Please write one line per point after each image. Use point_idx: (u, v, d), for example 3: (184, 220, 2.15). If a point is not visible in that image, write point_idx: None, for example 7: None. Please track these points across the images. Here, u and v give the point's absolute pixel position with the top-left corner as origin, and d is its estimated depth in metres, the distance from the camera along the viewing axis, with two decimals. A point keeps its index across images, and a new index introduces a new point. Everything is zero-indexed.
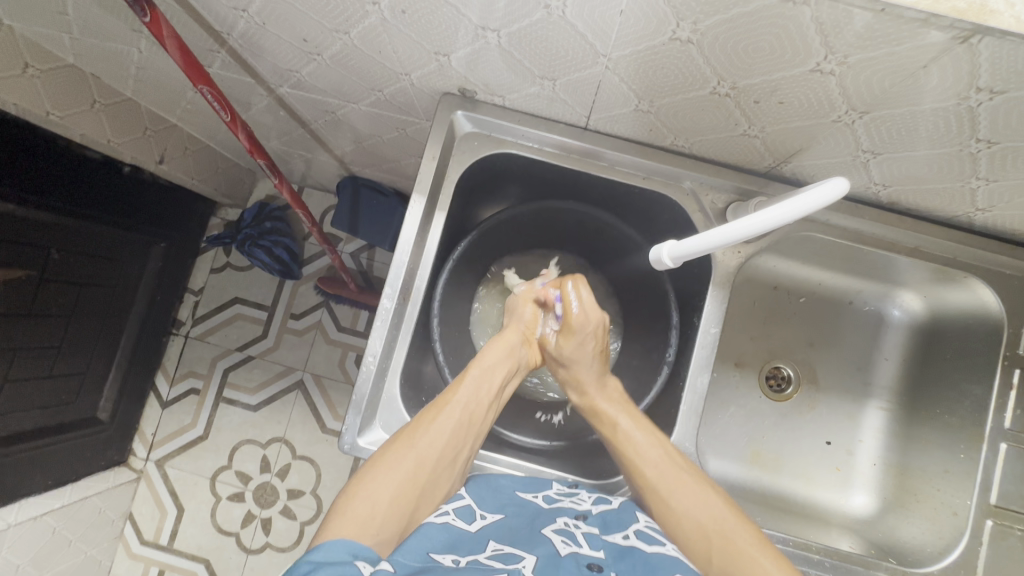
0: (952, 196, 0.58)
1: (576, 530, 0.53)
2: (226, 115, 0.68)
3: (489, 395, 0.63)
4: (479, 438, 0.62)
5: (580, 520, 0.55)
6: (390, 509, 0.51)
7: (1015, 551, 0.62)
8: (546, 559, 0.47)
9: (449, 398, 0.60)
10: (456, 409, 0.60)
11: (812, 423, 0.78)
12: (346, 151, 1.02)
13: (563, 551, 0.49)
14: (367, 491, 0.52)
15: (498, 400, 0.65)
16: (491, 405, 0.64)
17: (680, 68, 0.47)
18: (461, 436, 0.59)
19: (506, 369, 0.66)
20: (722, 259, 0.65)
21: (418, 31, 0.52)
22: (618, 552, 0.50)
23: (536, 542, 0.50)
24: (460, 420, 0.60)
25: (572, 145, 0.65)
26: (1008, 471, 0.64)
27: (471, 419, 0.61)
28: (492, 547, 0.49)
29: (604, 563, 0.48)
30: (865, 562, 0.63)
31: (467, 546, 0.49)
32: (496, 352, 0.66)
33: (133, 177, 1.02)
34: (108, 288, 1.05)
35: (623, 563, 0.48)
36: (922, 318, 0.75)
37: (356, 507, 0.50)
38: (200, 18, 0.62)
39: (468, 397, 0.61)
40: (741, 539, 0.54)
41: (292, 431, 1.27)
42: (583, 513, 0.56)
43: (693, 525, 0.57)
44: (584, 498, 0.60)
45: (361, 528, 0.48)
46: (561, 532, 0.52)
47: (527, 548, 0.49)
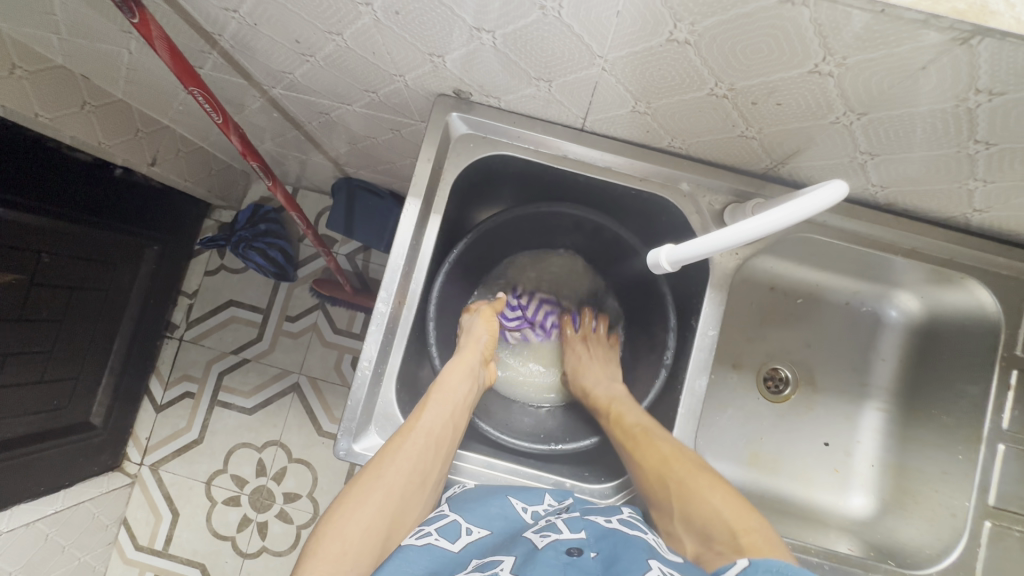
0: (949, 197, 0.57)
1: (558, 520, 0.53)
2: (218, 117, 0.68)
3: (455, 415, 0.62)
4: (449, 458, 0.61)
5: (564, 512, 0.56)
6: (362, 540, 0.50)
7: (1013, 552, 0.62)
8: (525, 556, 0.47)
9: (412, 424, 0.59)
10: (420, 435, 0.58)
11: (810, 424, 0.78)
12: (341, 152, 1.01)
13: (541, 542, 0.48)
14: (338, 527, 0.51)
15: (465, 415, 0.64)
16: (458, 425, 0.62)
17: (677, 70, 0.47)
18: (428, 460, 0.58)
19: (467, 388, 0.65)
20: (719, 261, 0.65)
21: (411, 32, 0.51)
22: (599, 530, 0.51)
23: (517, 544, 0.49)
24: (426, 444, 0.58)
25: (567, 146, 0.64)
26: (1007, 471, 0.64)
27: (438, 442, 0.59)
28: (473, 563, 0.47)
29: (586, 544, 0.49)
30: (864, 564, 0.63)
31: (449, 570, 0.47)
32: (456, 374, 0.65)
33: (125, 178, 1.01)
34: (100, 292, 1.04)
35: (603, 541, 0.49)
36: (919, 318, 0.75)
37: (326, 545, 0.49)
38: (190, 19, 0.61)
39: (432, 422, 0.60)
40: (703, 482, 0.56)
41: (288, 434, 1.26)
42: (566, 506, 0.58)
43: (660, 462, 0.59)
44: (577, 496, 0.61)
45: (332, 566, 0.47)
46: (542, 528, 0.52)
47: (507, 551, 0.48)
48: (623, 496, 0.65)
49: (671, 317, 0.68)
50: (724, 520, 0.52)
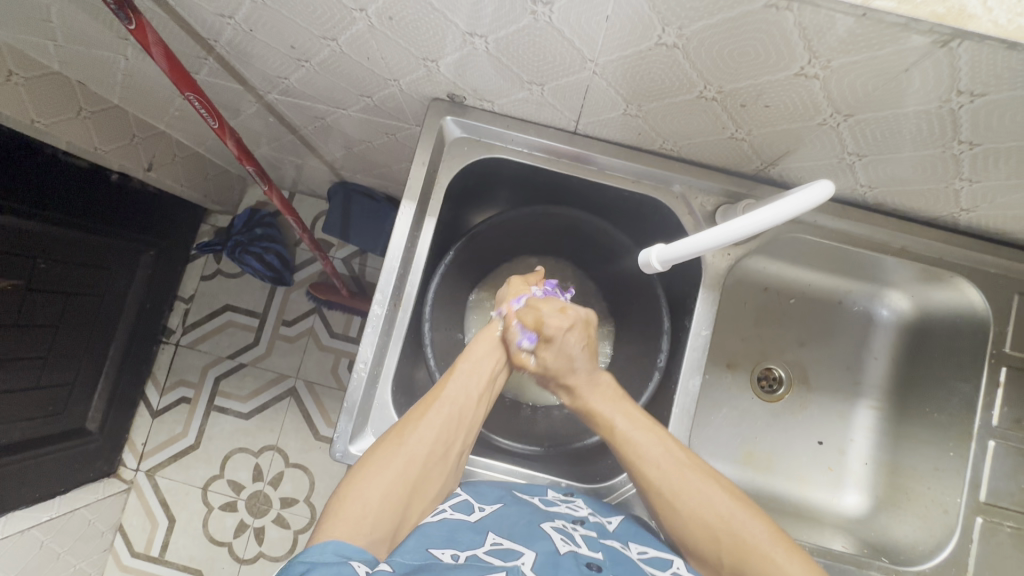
0: (936, 196, 0.58)
1: (574, 531, 0.53)
2: (214, 123, 0.68)
3: (482, 386, 0.62)
4: (474, 430, 0.61)
5: (578, 524, 0.54)
6: (381, 507, 0.50)
7: (1004, 547, 0.63)
8: (544, 556, 0.48)
9: (439, 393, 0.60)
10: (445, 404, 0.59)
11: (805, 423, 0.78)
12: (336, 157, 1.02)
13: (561, 548, 0.49)
14: (360, 489, 0.51)
15: (490, 389, 0.64)
16: (483, 398, 0.63)
17: (667, 73, 0.48)
18: (452, 431, 0.59)
19: (496, 359, 0.65)
20: (712, 261, 0.65)
21: (404, 37, 0.52)
22: (615, 556, 0.51)
23: (535, 537, 0.50)
24: (450, 414, 0.59)
25: (561, 149, 0.65)
26: (998, 467, 0.64)
27: (463, 412, 0.60)
28: (490, 541, 0.49)
29: (603, 565, 0.49)
30: (858, 561, 0.64)
31: (466, 539, 0.49)
32: (484, 344, 0.65)
33: (121, 184, 1.01)
34: (96, 297, 1.04)
35: (619, 568, 0.49)
36: (909, 316, 0.76)
37: (347, 506, 0.50)
38: (186, 25, 0.61)
39: (457, 392, 0.60)
40: (748, 527, 0.53)
41: (285, 438, 1.26)
42: (580, 518, 0.56)
43: (698, 522, 0.55)
44: (581, 504, 0.60)
45: (352, 529, 0.48)
46: (559, 530, 0.52)
47: (526, 544, 0.49)
48: (618, 495, 0.66)
49: (665, 318, 0.69)
50: (782, 571, 0.49)
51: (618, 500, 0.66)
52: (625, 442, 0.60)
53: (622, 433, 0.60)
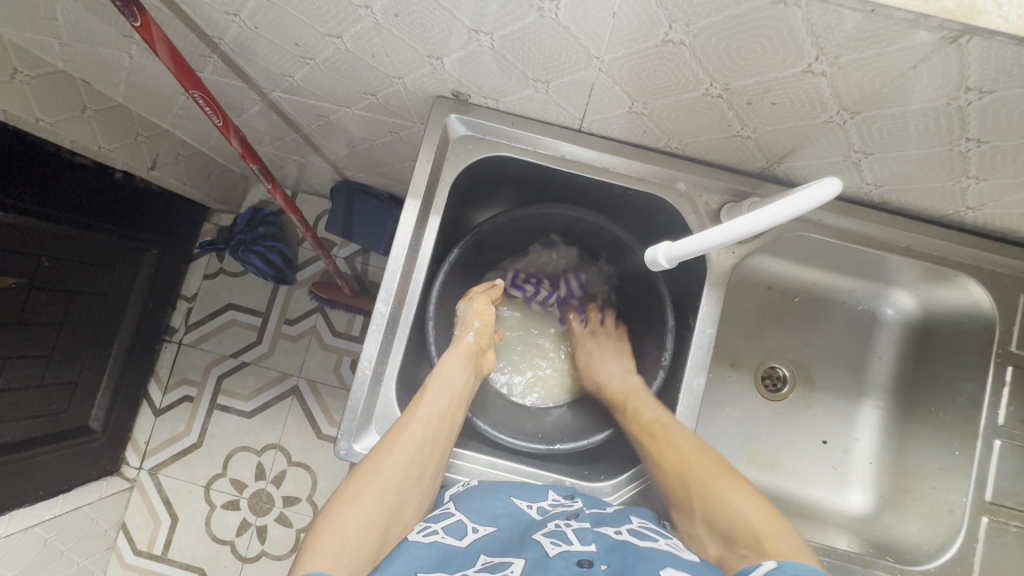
0: (943, 195, 0.58)
1: (568, 529, 0.52)
2: (219, 120, 0.68)
3: (451, 406, 0.63)
4: (446, 450, 0.61)
5: (571, 519, 0.55)
6: (359, 537, 0.50)
7: (1010, 547, 0.63)
8: (534, 562, 0.47)
9: (409, 417, 0.59)
10: (417, 428, 0.58)
11: (809, 422, 0.78)
12: (340, 155, 1.02)
13: (552, 551, 0.49)
14: (337, 523, 0.51)
15: (461, 408, 0.65)
16: (454, 417, 0.63)
17: (673, 70, 0.47)
18: (425, 453, 0.58)
19: (463, 378, 0.66)
20: (716, 259, 0.65)
21: (410, 34, 0.52)
22: (609, 541, 0.51)
23: (526, 547, 0.50)
24: (422, 437, 0.58)
25: (566, 147, 0.65)
26: (1003, 467, 0.64)
27: (435, 433, 0.60)
28: (482, 561, 0.49)
29: (596, 556, 0.48)
30: (863, 561, 0.63)
31: (457, 562, 0.49)
32: (452, 364, 0.65)
33: (125, 183, 1.01)
34: (100, 295, 1.05)
35: (614, 553, 0.49)
36: (914, 316, 0.75)
37: (325, 540, 0.49)
38: (191, 22, 0.61)
39: (429, 414, 0.60)
40: (724, 486, 0.55)
41: (287, 437, 1.26)
42: (574, 512, 0.56)
43: (679, 468, 0.58)
44: (576, 500, 0.60)
45: (331, 561, 0.47)
46: (552, 534, 0.51)
47: (516, 554, 0.49)
48: (622, 494, 0.65)
49: (669, 316, 0.69)
50: (746, 522, 0.51)
51: (621, 500, 0.65)
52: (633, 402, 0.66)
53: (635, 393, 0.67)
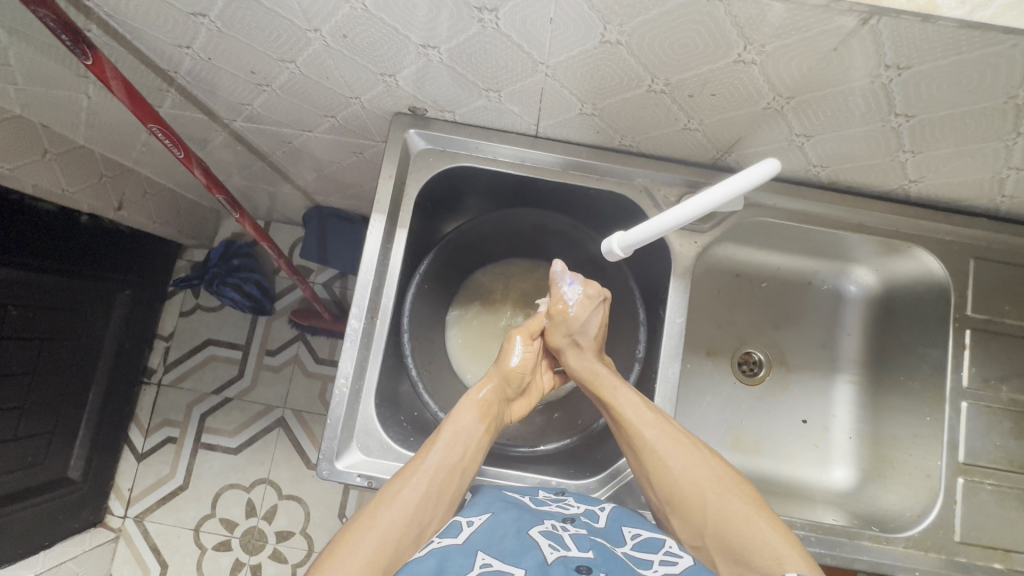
0: (885, 171, 0.61)
1: (564, 533, 0.53)
2: (180, 153, 0.68)
3: (463, 458, 0.61)
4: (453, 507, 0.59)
5: (567, 523, 0.55)
6: None
7: (986, 505, 0.64)
8: (535, 569, 0.46)
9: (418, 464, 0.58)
10: (423, 474, 0.57)
11: (788, 403, 0.80)
12: (309, 181, 1.03)
13: (551, 556, 0.48)
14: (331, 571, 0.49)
15: (477, 456, 0.62)
16: (468, 467, 0.61)
17: (616, 70, 0.50)
18: (427, 510, 0.56)
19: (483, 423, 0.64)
20: (681, 250, 0.67)
21: (361, 54, 0.53)
22: (605, 553, 0.50)
23: (524, 551, 0.48)
24: (429, 478, 0.57)
25: (525, 152, 0.66)
26: (973, 426, 0.65)
27: (442, 488, 0.58)
28: (480, 563, 0.46)
29: (594, 563, 0.47)
30: (850, 532, 0.63)
31: (455, 563, 0.46)
32: (466, 412, 0.64)
33: (92, 225, 1.01)
34: (72, 341, 1.03)
35: (610, 562, 0.48)
36: (876, 290, 0.78)
37: None
38: (145, 58, 0.62)
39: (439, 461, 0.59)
40: (732, 502, 0.56)
41: (276, 470, 1.24)
42: (569, 517, 0.57)
43: (688, 486, 0.58)
44: (572, 503, 0.61)
45: None
46: (547, 535, 0.51)
47: (516, 561, 0.47)
48: (609, 487, 0.66)
49: (640, 309, 0.70)
50: (767, 543, 0.52)
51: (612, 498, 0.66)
52: (619, 404, 0.63)
53: (609, 391, 0.64)
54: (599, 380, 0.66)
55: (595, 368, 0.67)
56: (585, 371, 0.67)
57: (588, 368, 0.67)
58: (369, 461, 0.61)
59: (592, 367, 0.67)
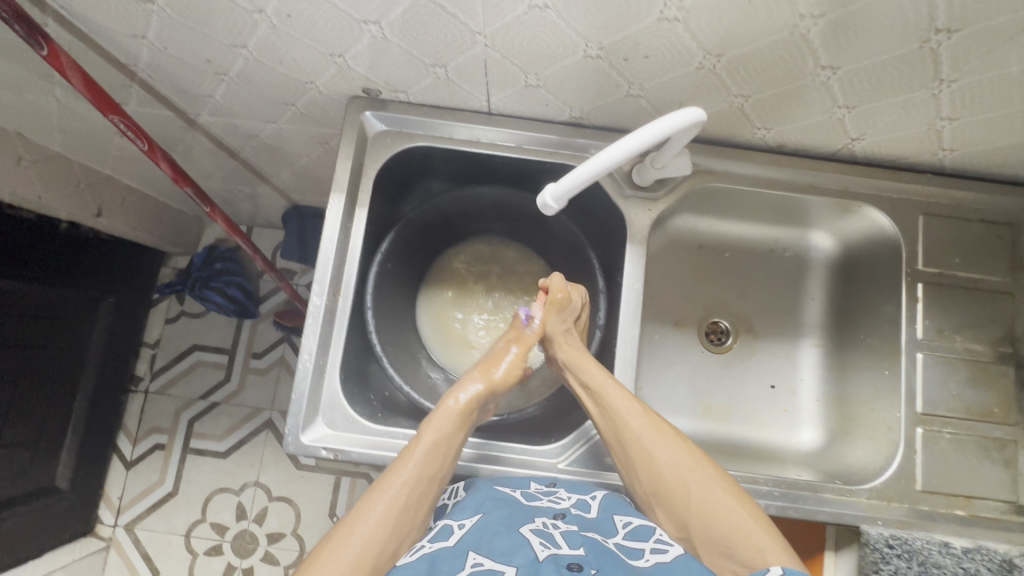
0: (826, 129, 0.63)
1: (555, 530, 0.53)
2: (144, 145, 0.70)
3: (432, 453, 0.58)
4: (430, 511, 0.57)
5: (559, 518, 0.56)
6: None
7: (946, 454, 0.64)
8: (526, 568, 0.47)
9: (391, 472, 0.56)
10: (395, 478, 0.56)
11: (756, 369, 0.81)
12: (283, 178, 1.05)
13: (542, 555, 0.49)
14: None
15: (453, 457, 0.60)
16: (444, 467, 0.59)
17: (550, 36, 0.51)
18: (405, 520, 0.54)
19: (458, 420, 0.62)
20: (637, 218, 0.68)
21: (307, 34, 0.55)
22: (596, 547, 0.51)
23: (516, 550, 0.49)
24: (403, 484, 0.55)
25: (479, 129, 0.68)
26: (929, 377, 0.66)
27: (420, 496, 0.56)
28: (471, 562, 0.48)
29: (585, 560, 0.48)
30: (813, 486, 0.64)
31: (446, 564, 0.48)
32: (440, 414, 0.62)
33: (72, 233, 1.03)
34: (56, 349, 1.04)
35: (601, 558, 0.49)
36: (835, 253, 0.79)
37: None
38: (105, 53, 0.64)
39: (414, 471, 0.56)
40: (710, 489, 0.55)
41: (265, 472, 1.25)
42: (561, 511, 0.57)
43: (674, 479, 0.57)
44: (564, 493, 0.61)
45: None
46: (540, 534, 0.52)
47: (507, 561, 0.48)
48: (568, 454, 0.67)
49: (598, 279, 0.74)
50: (748, 536, 0.51)
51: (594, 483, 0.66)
52: (606, 397, 0.62)
53: (597, 385, 0.63)
54: (587, 375, 0.65)
55: (581, 354, 0.68)
56: (576, 365, 0.66)
57: (578, 361, 0.66)
58: (335, 434, 0.62)
59: (581, 360, 0.66)
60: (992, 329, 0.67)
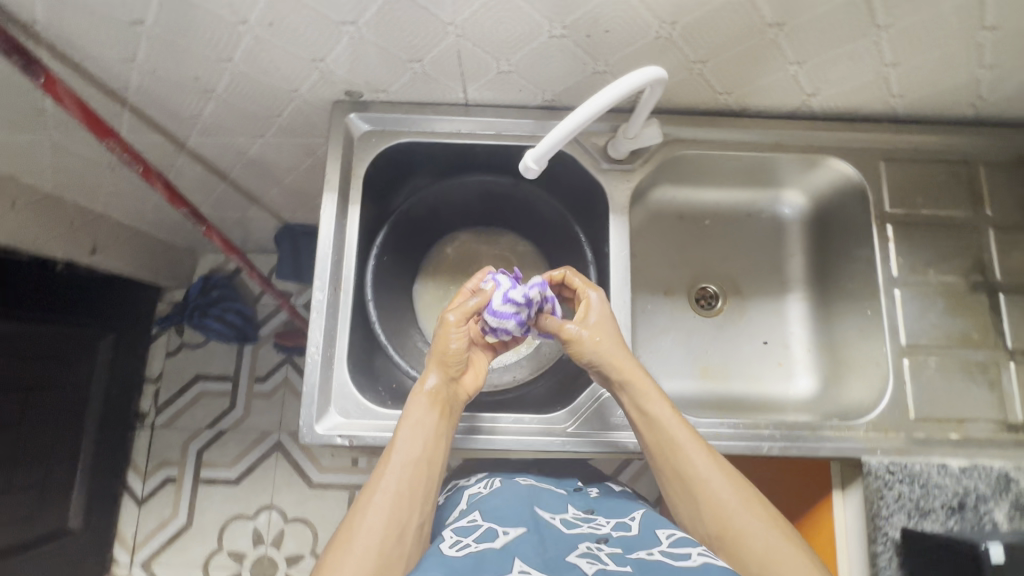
0: (783, 87, 0.67)
1: (600, 551, 0.53)
2: (139, 166, 0.73)
3: (427, 449, 0.59)
4: (429, 500, 0.58)
5: (602, 543, 0.55)
6: None
7: (933, 381, 0.67)
8: None
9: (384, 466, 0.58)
10: (391, 474, 0.57)
11: (748, 327, 0.84)
12: (273, 197, 1.08)
13: (591, 571, 0.48)
14: None
15: (439, 445, 0.61)
16: (433, 456, 0.60)
17: (517, 19, 0.55)
18: (404, 509, 0.56)
19: (434, 409, 0.61)
20: (617, 190, 0.72)
21: (289, 41, 0.59)
22: (644, 562, 0.50)
23: (562, 567, 0.49)
24: (399, 479, 0.57)
25: (459, 121, 0.72)
26: (909, 311, 0.70)
27: (412, 484, 0.57)
28: (518, 568, 0.48)
29: (633, 574, 0.48)
30: (812, 425, 0.66)
31: (494, 567, 0.49)
32: (417, 405, 0.61)
33: (69, 273, 1.05)
34: (59, 389, 1.05)
35: (651, 572, 0.48)
36: (808, 209, 0.83)
37: None
38: (96, 81, 0.67)
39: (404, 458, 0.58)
40: (755, 544, 0.54)
41: (279, 495, 1.25)
42: (603, 537, 0.57)
43: (722, 511, 0.57)
44: (603, 522, 0.61)
45: None
46: (585, 555, 0.52)
47: (555, 571, 0.48)
48: (577, 417, 0.69)
49: (586, 251, 0.76)
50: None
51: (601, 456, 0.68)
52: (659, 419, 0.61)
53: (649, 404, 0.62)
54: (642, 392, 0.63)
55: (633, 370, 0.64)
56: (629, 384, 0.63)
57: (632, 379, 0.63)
58: (349, 422, 0.64)
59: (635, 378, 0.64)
60: (960, 261, 0.71)
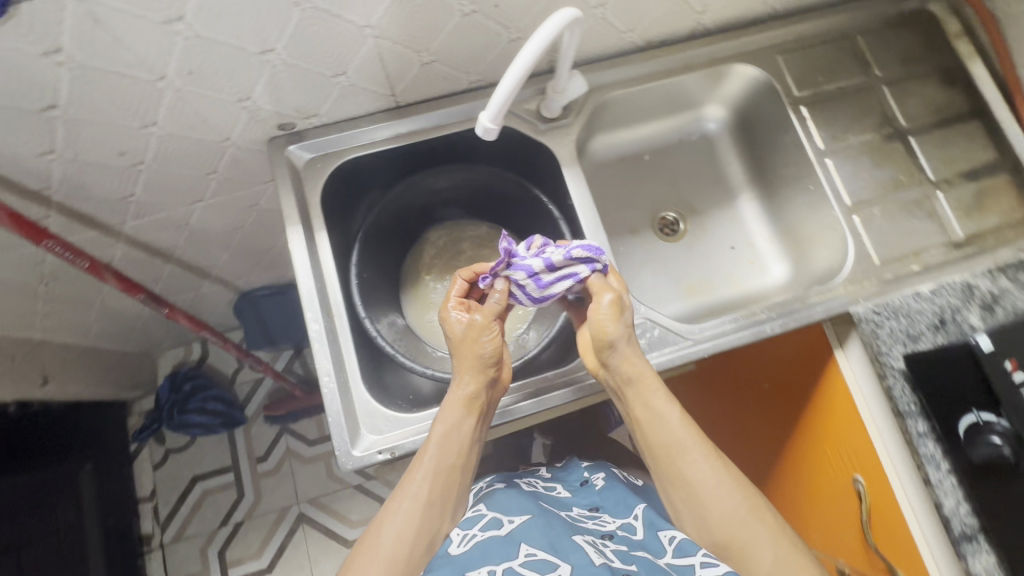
0: (677, 12, 0.73)
1: (606, 548, 0.62)
2: (84, 262, 0.70)
3: (457, 449, 0.60)
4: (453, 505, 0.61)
5: (606, 539, 0.65)
6: None
7: (883, 227, 0.75)
8: (580, 566, 0.55)
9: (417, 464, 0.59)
10: (421, 474, 0.59)
11: (715, 238, 0.90)
12: (224, 266, 1.04)
13: (596, 560, 0.57)
14: None
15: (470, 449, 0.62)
16: (462, 460, 0.61)
17: (428, 5, 0.58)
18: (429, 512, 0.58)
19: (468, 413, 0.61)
20: (562, 146, 0.75)
21: (212, 85, 0.59)
22: (649, 566, 0.59)
23: (570, 551, 0.58)
24: (428, 480, 0.59)
25: (396, 123, 0.73)
26: (843, 174, 0.77)
27: (440, 485, 0.59)
28: (525, 552, 0.57)
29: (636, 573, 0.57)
30: (799, 298, 0.72)
31: (502, 551, 0.58)
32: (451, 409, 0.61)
33: (24, 415, 0.96)
34: (48, 540, 0.96)
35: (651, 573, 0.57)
36: (731, 119, 0.90)
37: None
38: (15, 186, 0.64)
39: (434, 459, 0.59)
40: (762, 555, 0.54)
41: (318, 566, 1.20)
42: (607, 534, 0.66)
43: (724, 517, 0.56)
44: (607, 519, 0.71)
45: None
46: (590, 543, 0.61)
47: (563, 557, 0.57)
48: None
49: (551, 208, 0.77)
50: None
51: None
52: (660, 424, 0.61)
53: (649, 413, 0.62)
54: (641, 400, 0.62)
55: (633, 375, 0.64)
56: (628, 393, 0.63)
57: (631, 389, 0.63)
58: (384, 437, 0.64)
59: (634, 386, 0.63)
60: (869, 121, 0.79)
